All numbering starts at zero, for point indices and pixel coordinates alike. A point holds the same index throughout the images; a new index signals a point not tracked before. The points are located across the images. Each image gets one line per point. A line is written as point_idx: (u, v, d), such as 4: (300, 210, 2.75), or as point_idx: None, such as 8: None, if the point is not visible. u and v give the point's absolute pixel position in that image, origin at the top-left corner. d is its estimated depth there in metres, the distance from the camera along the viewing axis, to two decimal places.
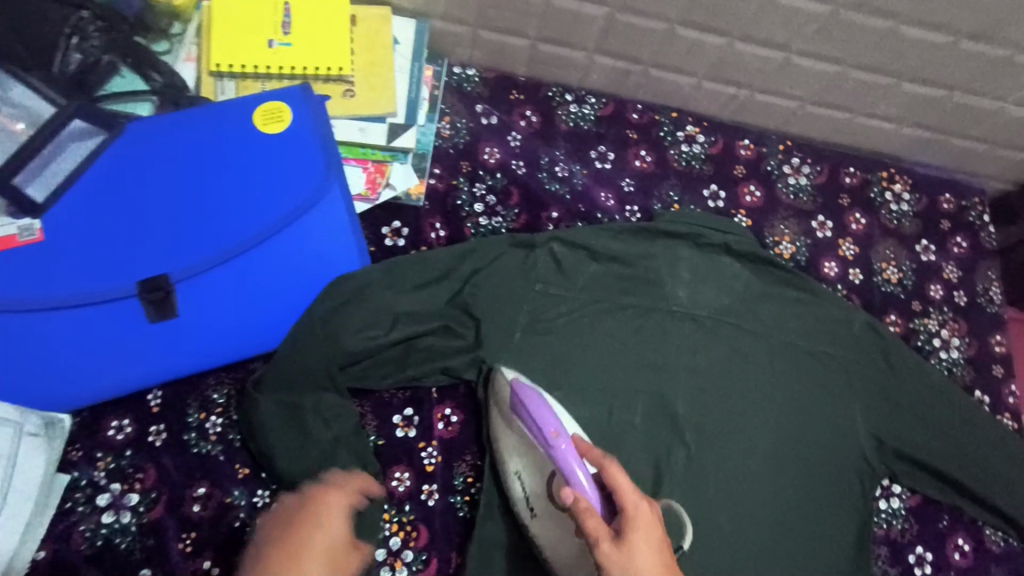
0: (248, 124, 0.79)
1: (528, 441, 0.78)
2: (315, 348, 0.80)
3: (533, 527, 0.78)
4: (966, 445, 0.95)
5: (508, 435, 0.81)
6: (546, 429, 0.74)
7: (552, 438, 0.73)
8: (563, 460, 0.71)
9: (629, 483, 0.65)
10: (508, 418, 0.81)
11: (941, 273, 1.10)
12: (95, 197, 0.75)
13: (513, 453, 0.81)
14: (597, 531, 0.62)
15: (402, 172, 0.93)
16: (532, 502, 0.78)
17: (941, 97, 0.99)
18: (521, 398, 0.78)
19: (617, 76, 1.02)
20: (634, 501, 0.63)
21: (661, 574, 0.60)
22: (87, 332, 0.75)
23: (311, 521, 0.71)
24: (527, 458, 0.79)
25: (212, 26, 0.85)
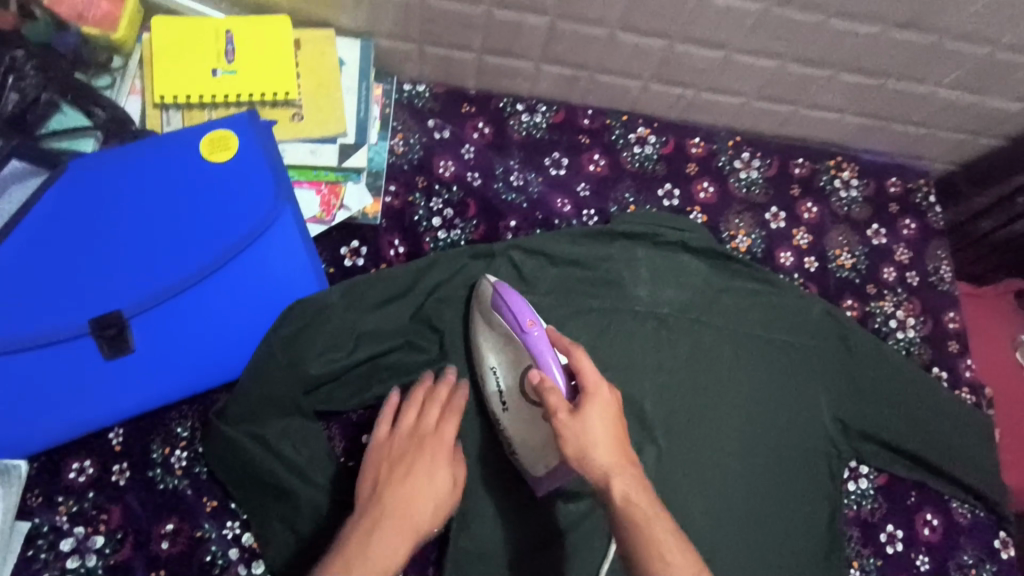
0: (194, 153, 0.79)
1: (504, 335, 0.82)
2: (277, 373, 0.80)
3: (503, 422, 0.82)
4: (925, 421, 0.99)
5: (488, 333, 0.84)
6: (523, 318, 0.80)
7: (527, 326, 0.80)
8: (536, 346, 0.77)
9: (592, 366, 0.70)
10: (487, 316, 0.84)
11: (893, 255, 1.13)
12: (41, 236, 0.74)
13: (491, 349, 0.83)
14: (557, 402, 0.67)
15: (356, 191, 0.94)
16: (505, 398, 0.82)
17: (878, 85, 1.01)
18: (501, 296, 0.82)
19: (564, 83, 1.03)
20: (594, 380, 0.68)
21: (610, 439, 0.64)
22: (40, 374, 0.74)
23: (417, 469, 0.71)
24: (503, 354, 0.82)
25: (153, 58, 0.85)
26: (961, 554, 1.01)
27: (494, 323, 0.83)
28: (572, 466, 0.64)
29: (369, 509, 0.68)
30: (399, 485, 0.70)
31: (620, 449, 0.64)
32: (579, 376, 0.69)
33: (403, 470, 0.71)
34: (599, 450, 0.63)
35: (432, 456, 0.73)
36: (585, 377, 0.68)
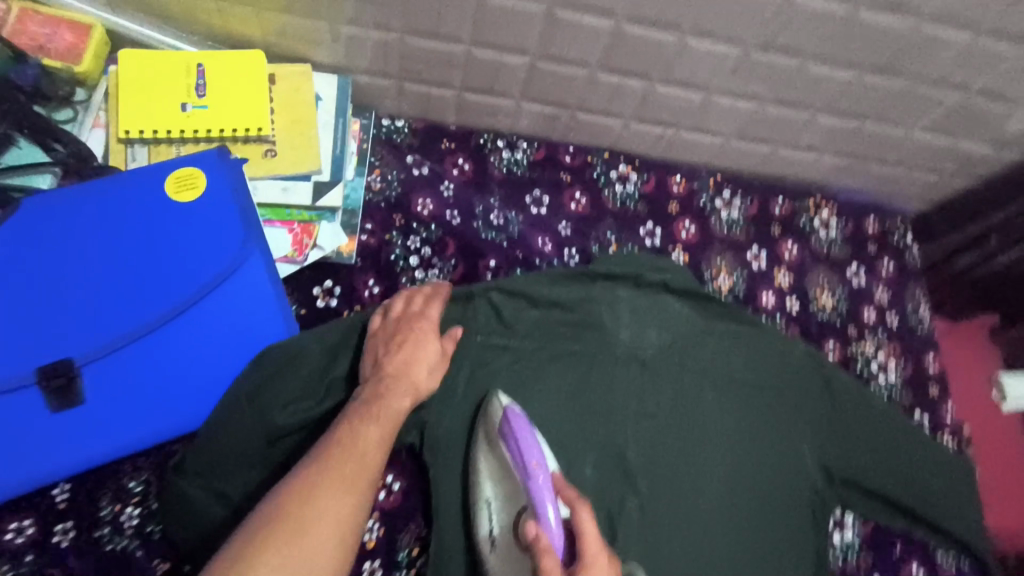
0: (159, 192, 0.76)
1: (508, 467, 0.80)
2: (241, 425, 0.76)
3: (489, 561, 0.80)
4: (911, 469, 0.97)
5: (490, 459, 0.83)
6: (529, 458, 0.76)
7: (532, 467, 0.75)
8: (538, 492, 0.73)
9: (595, 529, 0.66)
10: (493, 443, 0.83)
11: (873, 296, 1.13)
12: None
13: (491, 479, 0.82)
14: (550, 568, 0.62)
15: (330, 232, 0.91)
16: (494, 538, 0.80)
17: (856, 128, 1.02)
18: (511, 426, 0.80)
19: (545, 121, 1.02)
20: (594, 548, 0.64)
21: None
22: None
23: (412, 341, 0.78)
24: (503, 487, 0.81)
25: (119, 91, 0.82)
26: None
27: (500, 453, 0.81)
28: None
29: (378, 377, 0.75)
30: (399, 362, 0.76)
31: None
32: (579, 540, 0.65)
33: (400, 350, 0.77)
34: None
35: (425, 337, 0.79)
36: (586, 544, 0.64)
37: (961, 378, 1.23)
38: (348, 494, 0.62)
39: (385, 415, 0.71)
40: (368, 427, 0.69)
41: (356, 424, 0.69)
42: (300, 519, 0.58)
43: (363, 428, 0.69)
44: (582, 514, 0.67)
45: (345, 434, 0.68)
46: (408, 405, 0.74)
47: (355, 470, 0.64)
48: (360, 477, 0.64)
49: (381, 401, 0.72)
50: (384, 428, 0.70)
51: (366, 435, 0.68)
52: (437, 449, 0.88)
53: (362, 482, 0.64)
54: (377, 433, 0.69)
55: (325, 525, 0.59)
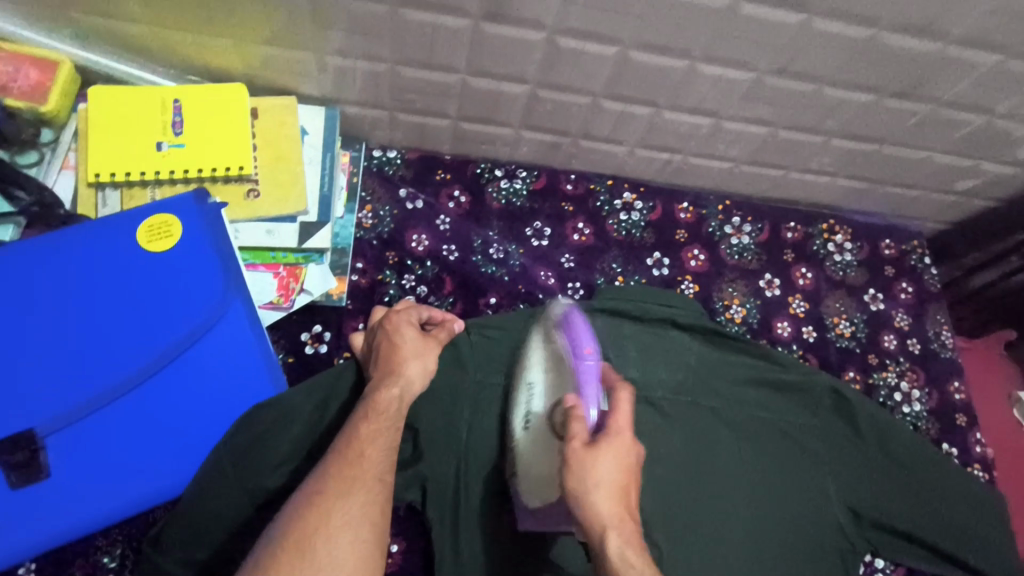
0: (130, 243, 0.71)
1: (557, 356, 0.76)
2: (223, 491, 0.69)
3: (518, 438, 0.76)
4: (942, 506, 0.90)
5: (543, 347, 0.79)
6: (580, 345, 0.74)
7: (583, 353, 0.73)
8: (584, 378, 0.70)
9: (628, 414, 0.64)
10: (548, 335, 0.79)
11: (892, 322, 1.08)
12: None
13: (538, 365, 0.78)
14: (577, 432, 0.63)
15: (318, 275, 0.85)
16: (529, 417, 0.75)
17: (872, 150, 0.97)
18: (571, 317, 0.78)
19: (546, 149, 0.97)
20: (622, 425, 0.63)
21: (615, 490, 0.59)
22: None
23: (388, 337, 0.75)
24: (549, 375, 0.76)
25: (90, 131, 0.77)
26: None
27: (551, 342, 0.78)
28: (568, 497, 0.60)
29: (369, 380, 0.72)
30: (387, 360, 0.73)
31: (624, 504, 0.59)
32: (610, 417, 0.64)
33: (387, 351, 0.73)
34: (598, 496, 0.59)
35: (409, 334, 0.75)
36: (616, 419, 0.63)
37: (985, 401, 1.15)
38: (357, 499, 0.61)
39: (380, 415, 0.67)
40: (365, 431, 0.66)
41: (355, 428, 0.66)
42: (312, 533, 0.58)
43: (360, 432, 0.65)
44: (620, 395, 0.65)
45: (345, 440, 0.65)
46: (397, 395, 0.69)
47: (360, 476, 0.62)
48: (364, 482, 0.62)
49: (373, 400, 0.68)
50: (379, 428, 0.66)
51: (364, 441, 0.65)
52: (438, 504, 0.80)
53: (368, 484, 0.62)
54: (375, 436, 0.66)
55: (336, 533, 0.58)
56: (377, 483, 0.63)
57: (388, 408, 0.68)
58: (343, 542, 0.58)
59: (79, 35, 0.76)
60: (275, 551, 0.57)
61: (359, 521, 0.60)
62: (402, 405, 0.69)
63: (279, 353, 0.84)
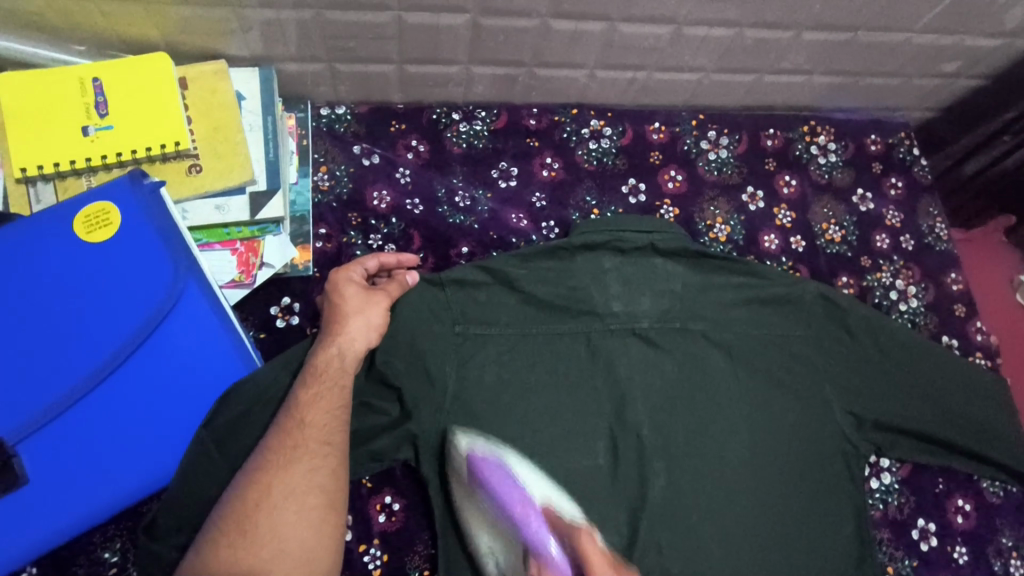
0: (67, 237, 0.67)
1: (492, 518, 0.75)
2: (214, 473, 0.68)
3: None
4: (943, 399, 0.89)
5: (475, 510, 0.77)
6: (510, 502, 0.74)
7: (520, 511, 0.74)
8: (536, 538, 0.71)
9: (601, 555, 0.68)
10: (471, 493, 0.77)
11: (884, 220, 1.04)
12: None
13: (483, 529, 0.76)
14: None
15: (277, 246, 0.81)
16: None
17: (847, 39, 0.92)
18: (483, 470, 0.76)
19: (502, 84, 0.92)
20: (603, 572, 0.66)
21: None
22: None
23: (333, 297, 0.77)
24: (496, 531, 0.75)
25: (8, 124, 0.72)
26: (998, 539, 0.89)
27: (477, 503, 0.76)
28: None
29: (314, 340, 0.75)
30: (332, 319, 0.76)
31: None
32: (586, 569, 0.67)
33: (331, 311, 0.76)
34: None
35: (349, 290, 0.77)
36: (595, 566, 0.66)
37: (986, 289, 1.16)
38: (300, 468, 0.65)
39: (320, 376, 0.69)
40: (304, 397, 0.68)
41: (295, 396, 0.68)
42: (255, 510, 0.63)
43: (299, 399, 0.68)
44: (584, 540, 0.69)
45: (287, 408, 0.68)
46: (334, 355, 0.72)
47: (303, 442, 0.66)
48: (308, 448, 0.66)
49: (313, 363, 0.71)
50: (318, 388, 0.69)
51: (306, 408, 0.67)
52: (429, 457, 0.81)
53: (314, 448, 0.66)
54: (315, 400, 0.68)
55: (280, 503, 0.63)
56: (323, 446, 0.66)
57: (327, 369, 0.70)
58: (290, 511, 0.63)
59: None
60: (217, 533, 0.62)
61: (307, 488, 0.64)
62: (343, 362, 0.71)
63: (250, 330, 0.81)
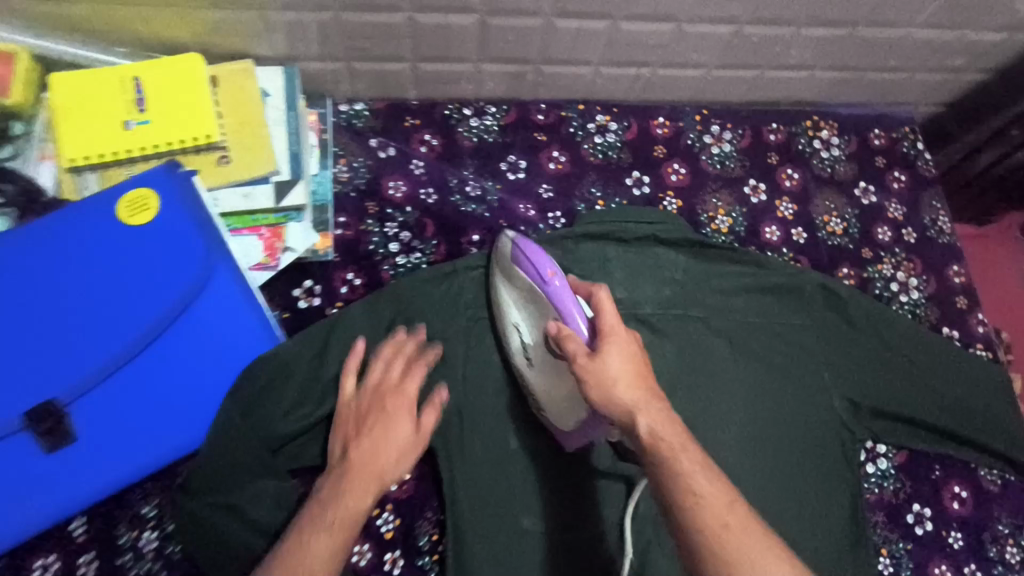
0: (113, 219, 0.74)
1: (524, 291, 0.81)
2: (244, 438, 0.75)
3: (528, 378, 0.82)
4: (940, 386, 0.91)
5: (508, 288, 0.83)
6: (543, 271, 0.79)
7: (548, 277, 0.78)
8: (560, 297, 0.75)
9: (613, 309, 0.71)
10: (507, 273, 0.84)
11: (886, 213, 1.06)
12: None
13: (514, 306, 0.83)
14: (576, 349, 0.68)
15: (299, 232, 0.86)
16: (529, 351, 0.82)
17: (846, 34, 0.95)
18: (522, 248, 0.82)
19: (510, 80, 0.96)
20: (615, 319, 0.70)
21: (631, 378, 0.66)
22: None
23: (378, 426, 0.74)
24: (529, 309, 0.81)
25: (58, 119, 0.79)
26: (995, 526, 0.90)
27: (511, 281, 0.83)
28: (595, 406, 0.65)
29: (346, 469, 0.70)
30: (370, 451, 0.72)
31: (643, 386, 0.65)
32: (600, 318, 0.70)
33: (371, 441, 0.73)
34: (620, 387, 0.64)
35: (399, 428, 0.74)
36: (605, 317, 0.70)
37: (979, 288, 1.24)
38: None
39: (342, 525, 0.66)
40: (318, 539, 0.65)
41: (310, 533, 0.65)
42: None
43: (315, 539, 0.65)
44: (601, 296, 0.73)
45: (297, 545, 0.64)
46: (369, 499, 0.69)
47: None
48: None
49: (342, 501, 0.68)
50: (337, 531, 0.66)
51: (314, 550, 0.64)
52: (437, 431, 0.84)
53: None
54: (327, 546, 0.64)
55: None
56: None
57: (352, 516, 0.67)
58: None
59: (33, 25, 0.78)
60: None
61: None
62: (366, 511, 0.68)
63: (274, 310, 0.87)
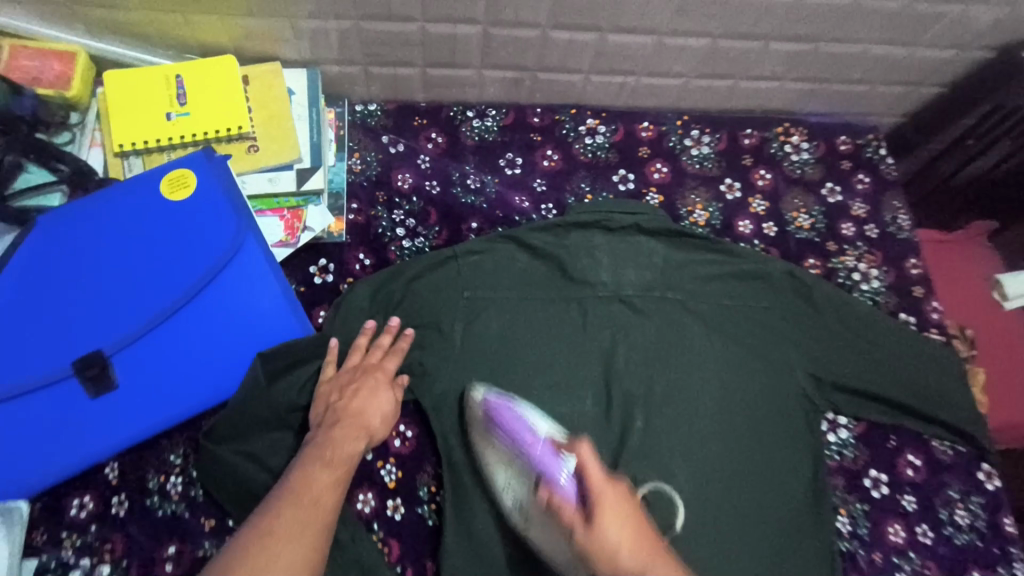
0: (157, 195, 0.83)
1: (509, 454, 0.86)
2: (263, 396, 0.83)
3: (530, 536, 0.82)
4: (896, 363, 1.00)
5: (495, 453, 0.87)
6: (523, 437, 0.85)
7: (530, 443, 0.84)
8: (543, 460, 0.81)
9: (597, 466, 0.73)
10: (489, 438, 0.88)
11: (850, 211, 1.16)
12: (31, 285, 0.79)
13: (501, 466, 0.86)
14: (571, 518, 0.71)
15: (317, 213, 0.96)
16: (523, 510, 0.82)
17: (811, 49, 1.06)
18: (498, 413, 0.88)
19: (509, 86, 1.07)
20: (600, 478, 0.72)
21: (632, 540, 0.68)
22: (40, 419, 0.77)
23: (362, 390, 0.84)
24: (515, 471, 0.84)
25: (109, 110, 0.90)
26: (946, 491, 0.99)
27: (495, 446, 0.87)
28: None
29: (334, 426, 0.80)
30: (354, 411, 0.82)
31: (645, 546, 0.67)
32: (586, 480, 0.72)
33: (356, 402, 0.83)
34: (624, 554, 0.67)
35: (380, 393, 0.85)
36: (592, 478, 0.72)
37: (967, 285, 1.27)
38: (298, 536, 0.67)
39: (336, 465, 0.75)
40: (317, 476, 0.73)
41: (308, 471, 0.73)
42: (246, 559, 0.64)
43: (315, 476, 0.73)
44: (580, 452, 0.75)
45: (297, 482, 0.72)
46: (359, 448, 0.79)
47: (304, 512, 0.69)
48: (309, 518, 0.69)
49: (334, 447, 0.77)
50: (333, 471, 0.75)
51: (314, 484, 0.72)
52: (434, 395, 0.93)
53: (313, 522, 0.69)
54: (325, 482, 0.73)
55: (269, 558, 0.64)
56: (319, 522, 0.69)
57: (343, 460, 0.76)
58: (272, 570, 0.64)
59: (92, 29, 0.90)
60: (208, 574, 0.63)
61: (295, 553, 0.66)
62: (354, 458, 0.78)
63: (292, 285, 0.97)
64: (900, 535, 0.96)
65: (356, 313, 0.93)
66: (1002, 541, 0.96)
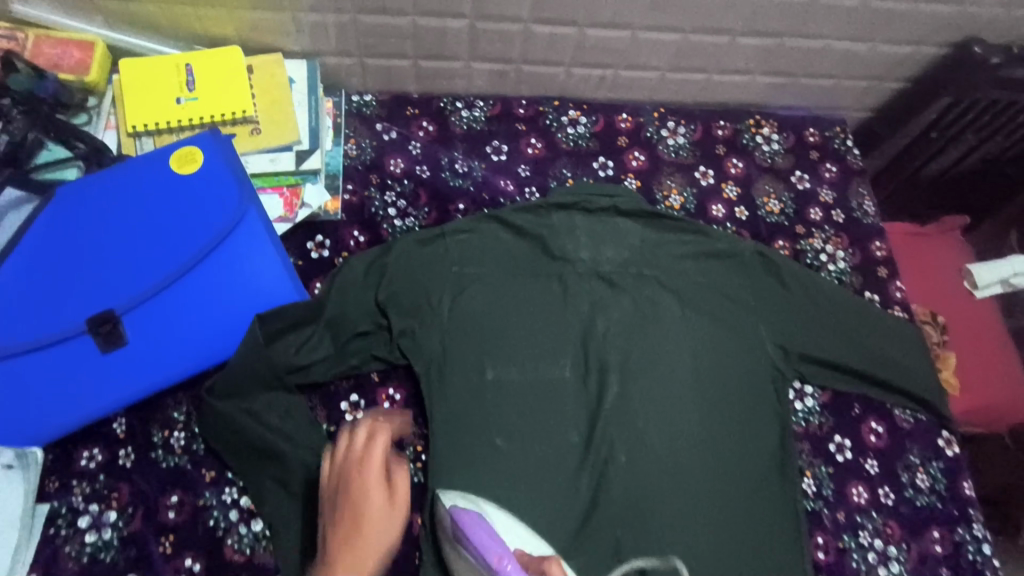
0: (168, 171, 0.91)
1: (473, 567, 0.78)
2: (261, 355, 0.89)
3: None
4: (860, 334, 1.06)
5: (460, 561, 0.81)
6: (489, 556, 0.74)
7: (496, 562, 0.73)
8: None
9: None
10: (455, 548, 0.81)
11: (818, 197, 1.23)
12: (54, 248, 0.87)
13: None
14: None
15: (314, 191, 1.03)
16: None
17: (776, 44, 1.14)
18: (463, 527, 0.78)
19: (495, 78, 1.15)
20: None
21: None
22: (60, 369, 0.86)
23: (353, 492, 0.77)
24: None
25: (124, 93, 0.97)
26: (908, 456, 1.05)
27: (461, 555, 0.79)
28: None
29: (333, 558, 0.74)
30: (353, 525, 0.75)
31: None
32: None
33: (349, 507, 0.76)
34: None
35: (371, 489, 0.77)
36: None
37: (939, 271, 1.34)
38: None
39: None
40: None
41: None
42: None
43: None
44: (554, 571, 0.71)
45: None
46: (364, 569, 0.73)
47: None
48: None
49: None
50: None
51: None
52: (423, 361, 1.00)
53: None
54: None
55: None
56: None
57: None
58: None
59: (110, 21, 0.98)
60: None
61: None
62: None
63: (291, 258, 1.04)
64: (863, 496, 1.03)
65: (350, 286, 0.98)
66: (961, 504, 1.04)
